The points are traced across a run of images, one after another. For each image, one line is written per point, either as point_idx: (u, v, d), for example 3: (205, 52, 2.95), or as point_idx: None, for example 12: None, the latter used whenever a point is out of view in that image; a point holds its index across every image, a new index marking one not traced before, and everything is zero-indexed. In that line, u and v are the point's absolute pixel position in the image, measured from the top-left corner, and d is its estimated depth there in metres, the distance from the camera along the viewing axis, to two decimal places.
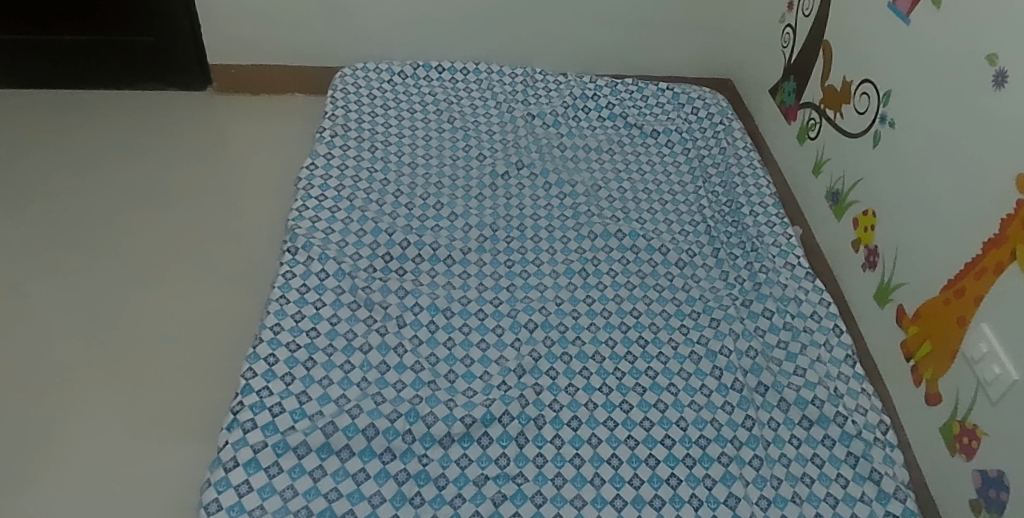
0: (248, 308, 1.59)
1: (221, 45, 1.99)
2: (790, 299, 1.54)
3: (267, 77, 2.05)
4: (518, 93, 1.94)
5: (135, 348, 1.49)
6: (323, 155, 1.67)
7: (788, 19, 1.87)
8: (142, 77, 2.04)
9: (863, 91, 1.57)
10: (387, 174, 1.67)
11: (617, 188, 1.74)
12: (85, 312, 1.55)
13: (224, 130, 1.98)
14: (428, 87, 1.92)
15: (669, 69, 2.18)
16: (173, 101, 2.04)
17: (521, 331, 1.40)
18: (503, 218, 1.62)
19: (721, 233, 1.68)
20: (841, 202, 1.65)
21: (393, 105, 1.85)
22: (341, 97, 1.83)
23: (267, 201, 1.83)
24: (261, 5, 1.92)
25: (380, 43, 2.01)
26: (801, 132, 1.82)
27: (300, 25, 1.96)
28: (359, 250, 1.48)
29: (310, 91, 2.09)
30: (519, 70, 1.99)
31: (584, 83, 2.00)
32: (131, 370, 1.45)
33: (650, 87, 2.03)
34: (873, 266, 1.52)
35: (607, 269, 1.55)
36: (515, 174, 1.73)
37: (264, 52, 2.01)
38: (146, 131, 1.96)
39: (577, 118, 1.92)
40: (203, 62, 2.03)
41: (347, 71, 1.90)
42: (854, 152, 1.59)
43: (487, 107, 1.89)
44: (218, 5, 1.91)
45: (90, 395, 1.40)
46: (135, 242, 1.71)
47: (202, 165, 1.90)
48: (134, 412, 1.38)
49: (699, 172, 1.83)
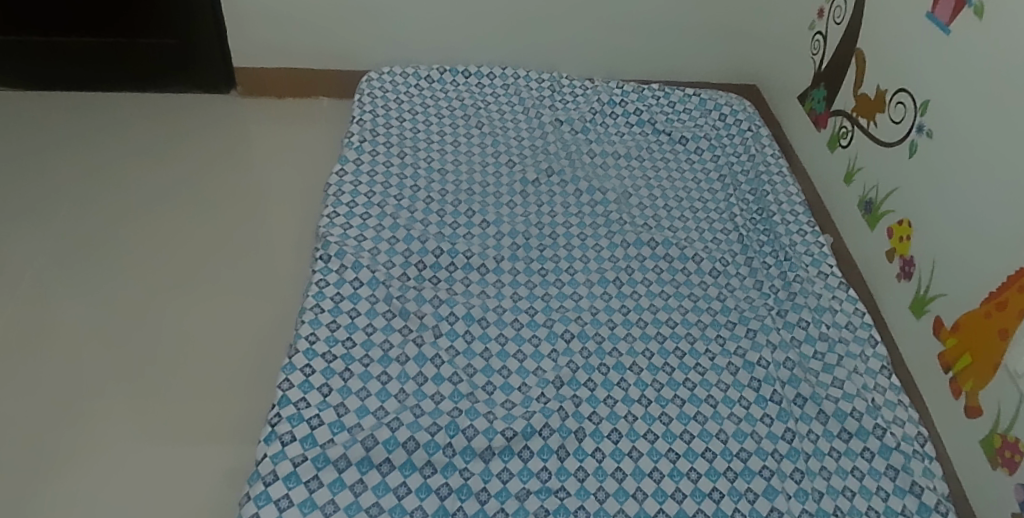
0: (277, 314, 1.58)
1: (245, 47, 1.97)
2: (825, 309, 1.53)
3: (291, 80, 2.03)
4: (545, 99, 1.92)
5: (163, 354, 1.47)
6: (352, 161, 1.66)
7: (818, 26, 1.85)
8: (165, 80, 2.02)
9: (898, 100, 1.55)
10: (417, 180, 1.66)
11: (648, 195, 1.73)
12: (111, 318, 1.53)
13: (248, 134, 1.97)
14: (455, 91, 1.91)
15: (694, 75, 2.17)
16: (197, 104, 2.02)
17: (557, 341, 1.39)
18: (535, 226, 1.61)
19: (753, 241, 1.67)
20: (874, 211, 1.64)
21: (420, 110, 1.84)
22: (368, 102, 1.81)
23: (295, 206, 1.82)
24: (285, 9, 1.90)
25: (405, 46, 1.98)
26: (832, 139, 1.81)
27: (325, 27, 1.94)
28: (392, 258, 1.47)
29: (335, 95, 2.07)
30: (545, 75, 1.98)
31: (611, 88, 1.98)
32: (159, 376, 1.43)
33: (676, 93, 2.02)
34: (909, 277, 1.51)
35: (641, 278, 1.54)
36: (546, 181, 1.71)
37: (287, 55, 1.99)
38: (171, 134, 1.94)
39: (605, 123, 1.90)
40: (227, 65, 2.00)
41: (373, 75, 1.89)
42: (890, 161, 1.58)
43: (515, 112, 1.88)
44: (243, 9, 1.89)
45: (117, 402, 1.38)
46: (160, 247, 1.69)
47: (227, 170, 1.88)
48: (162, 419, 1.36)
49: (729, 180, 1.82)
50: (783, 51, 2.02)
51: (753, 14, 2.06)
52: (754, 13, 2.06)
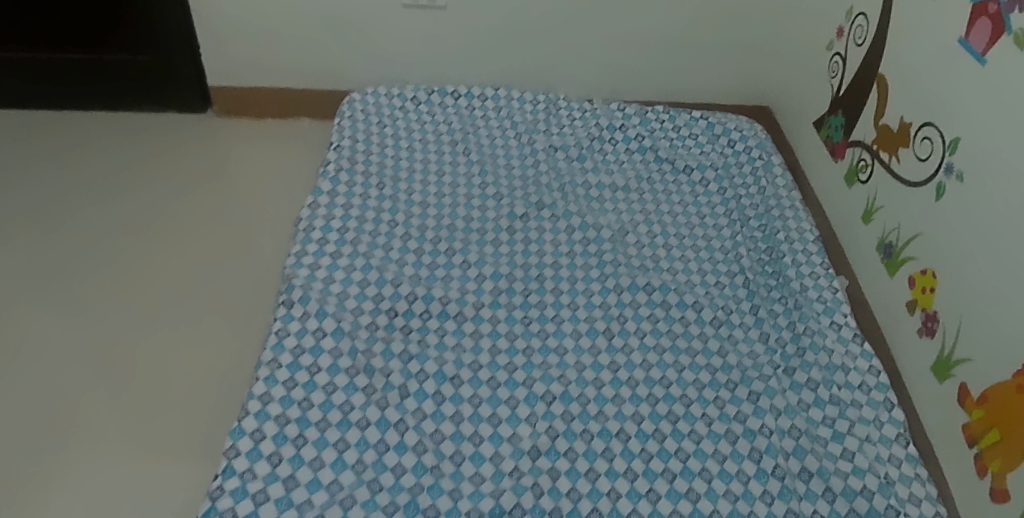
0: (238, 352, 1.45)
1: (221, 63, 1.84)
2: (837, 368, 1.39)
3: (270, 99, 1.90)
4: (539, 122, 1.79)
5: (104, 399, 1.35)
6: (326, 193, 1.54)
7: (837, 47, 1.70)
8: (140, 98, 1.91)
9: (924, 136, 1.39)
10: (395, 214, 1.54)
11: (647, 232, 1.59)
12: (54, 357, 1.41)
13: (225, 155, 1.85)
14: (442, 114, 1.78)
15: (703, 95, 2.02)
16: (173, 122, 1.91)
17: (537, 404, 1.26)
18: (521, 267, 1.48)
19: (760, 287, 1.53)
20: (894, 257, 1.49)
21: (404, 135, 1.72)
22: (348, 125, 1.70)
23: (270, 232, 1.69)
24: (259, 23, 1.77)
25: (392, 64, 1.85)
26: (850, 173, 1.65)
27: (304, 42, 1.80)
28: (362, 304, 1.36)
29: (318, 117, 1.94)
30: (541, 96, 1.85)
31: (611, 111, 1.85)
32: (98, 427, 1.30)
33: (683, 116, 1.89)
34: (931, 334, 1.36)
35: (635, 329, 1.41)
36: (535, 215, 1.58)
37: (266, 71, 1.85)
38: (144, 153, 1.83)
39: (604, 150, 1.76)
40: (203, 83, 1.88)
41: (356, 96, 1.77)
42: (914, 203, 1.42)
43: (507, 137, 1.75)
44: (216, 25, 1.77)
45: (49, 456, 1.26)
46: (117, 277, 1.57)
47: (199, 192, 1.77)
48: (96, 477, 1.23)
49: (736, 215, 1.67)
50: (800, 72, 1.86)
51: (767, 31, 1.91)
52: (768, 29, 1.90)
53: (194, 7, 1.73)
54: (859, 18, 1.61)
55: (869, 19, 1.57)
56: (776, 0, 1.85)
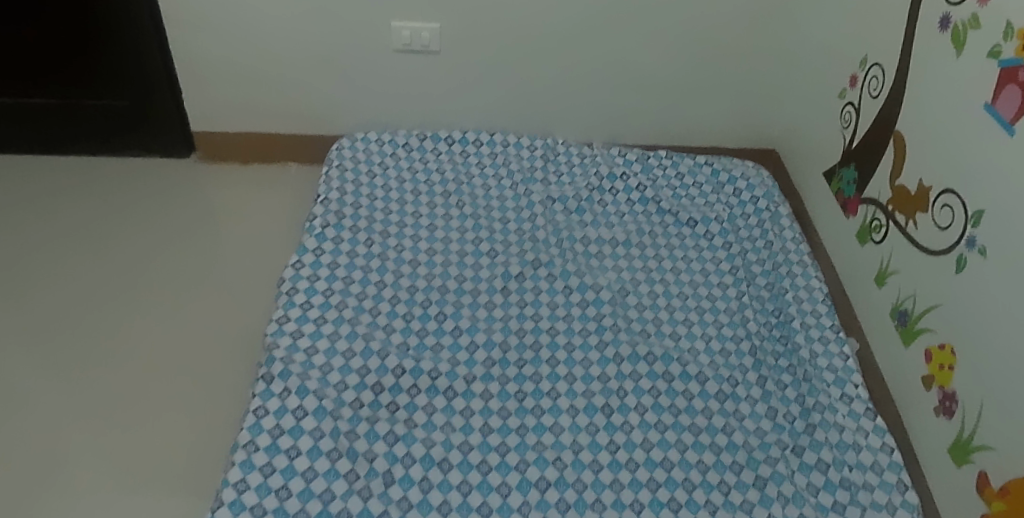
0: (208, 414, 1.34)
1: (204, 106, 1.75)
2: (848, 447, 1.31)
3: (256, 143, 1.82)
4: (537, 170, 1.72)
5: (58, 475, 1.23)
6: (311, 251, 1.47)
7: (849, 96, 1.62)
8: (119, 143, 1.80)
9: (944, 203, 1.31)
10: (383, 274, 1.46)
11: (648, 292, 1.52)
12: (8, 425, 1.30)
13: (207, 196, 1.76)
14: (435, 162, 1.71)
15: (708, 139, 1.94)
16: (154, 160, 1.82)
17: (530, 491, 1.18)
18: (516, 333, 1.40)
19: (768, 354, 1.45)
20: (909, 325, 1.41)
21: (395, 185, 1.64)
22: (337, 175, 1.62)
23: (254, 278, 1.60)
24: (244, 66, 1.69)
25: (384, 109, 1.77)
26: (861, 231, 1.57)
27: (292, 86, 1.72)
28: (346, 378, 1.28)
29: (306, 161, 1.86)
30: (539, 141, 1.78)
31: (611, 158, 1.78)
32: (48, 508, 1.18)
33: (685, 162, 1.80)
34: (950, 414, 1.28)
35: (635, 404, 1.33)
36: (531, 274, 1.50)
37: (250, 115, 1.77)
38: (123, 193, 1.74)
39: (604, 201, 1.68)
40: (186, 124, 1.78)
41: (345, 142, 1.70)
42: (931, 272, 1.34)
43: (502, 187, 1.67)
44: (201, 69, 1.69)
45: None
46: (83, 334, 1.46)
47: (181, 236, 1.67)
48: None
49: (742, 273, 1.59)
50: (810, 119, 1.78)
51: (775, 74, 1.84)
52: (775, 72, 1.83)
53: (174, 51, 1.65)
54: (873, 68, 1.54)
55: (884, 70, 1.50)
56: (784, 43, 1.78)
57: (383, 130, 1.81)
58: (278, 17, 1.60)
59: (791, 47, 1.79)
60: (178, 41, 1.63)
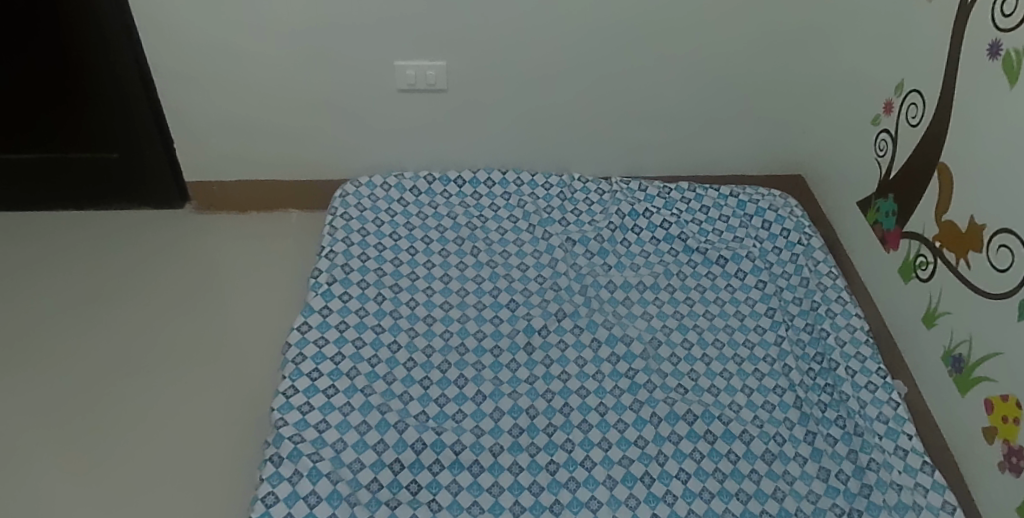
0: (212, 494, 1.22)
1: (197, 159, 1.64)
2: (908, 508, 1.19)
3: (256, 192, 1.71)
4: (554, 209, 1.62)
5: None
6: (318, 311, 1.36)
7: (885, 123, 1.53)
8: (109, 197, 1.69)
9: (1001, 244, 1.21)
10: (396, 334, 1.36)
11: (681, 342, 1.42)
12: None
13: (207, 248, 1.65)
14: (446, 205, 1.60)
15: (731, 168, 1.84)
16: (149, 213, 1.71)
17: None
18: (543, 396, 1.30)
19: (814, 406, 1.34)
20: (965, 372, 1.31)
21: (405, 233, 1.54)
22: (342, 225, 1.52)
23: (259, 337, 1.48)
24: (237, 112, 1.57)
25: (390, 153, 1.67)
26: (905, 267, 1.48)
27: (291, 133, 1.62)
28: (361, 455, 1.17)
29: (309, 208, 1.74)
30: (554, 178, 1.67)
31: (631, 192, 1.67)
32: None
33: (710, 194, 1.70)
34: (1016, 471, 1.17)
35: (676, 470, 1.21)
36: (555, 327, 1.40)
37: (248, 165, 1.66)
38: (118, 250, 1.63)
39: (627, 241, 1.58)
40: (179, 175, 1.67)
41: (350, 188, 1.59)
42: (989, 317, 1.24)
43: (519, 230, 1.57)
44: (192, 118, 1.57)
45: None
46: (73, 408, 1.34)
47: (182, 295, 1.55)
48: None
49: (779, 315, 1.49)
50: (842, 147, 1.69)
51: (800, 101, 1.74)
52: (801, 99, 1.74)
53: (163, 101, 1.54)
54: (911, 95, 1.45)
55: (924, 98, 1.40)
56: (810, 69, 1.69)
57: (390, 172, 1.71)
58: (273, 61, 1.50)
59: (818, 72, 1.70)
60: (167, 90, 1.53)
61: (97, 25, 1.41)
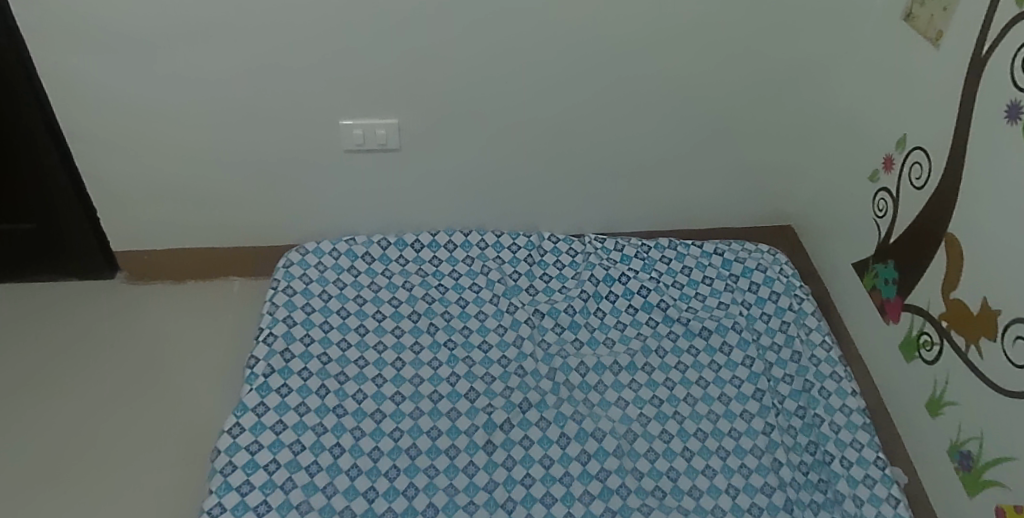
0: None
1: (128, 226, 1.49)
2: None
3: (194, 260, 1.56)
4: (520, 276, 1.47)
5: None
6: (252, 410, 1.21)
7: (884, 180, 1.39)
8: (30, 269, 1.53)
9: (1016, 335, 1.07)
10: (340, 434, 1.20)
11: (660, 432, 1.27)
12: None
13: (144, 321, 1.50)
14: (401, 274, 1.45)
15: (715, 221, 1.69)
16: (81, 284, 1.56)
17: None
18: (502, 506, 1.13)
19: (807, 509, 1.19)
20: (974, 471, 1.17)
21: (354, 308, 1.39)
22: (284, 301, 1.38)
23: (189, 429, 1.32)
24: (167, 177, 1.42)
25: (340, 216, 1.53)
26: (907, 343, 1.34)
27: (230, 198, 1.47)
28: None
29: (253, 275, 1.60)
30: (522, 238, 1.52)
31: (606, 253, 1.53)
32: None
33: (692, 252, 1.55)
34: None
35: None
36: (519, 420, 1.25)
37: (185, 232, 1.52)
38: (46, 330, 1.47)
39: (601, 311, 1.43)
40: (106, 243, 1.52)
41: (294, 256, 1.44)
42: (1003, 416, 1.10)
43: (481, 302, 1.42)
44: (117, 185, 1.42)
45: None
46: None
47: (111, 381, 1.39)
48: None
49: (769, 398, 1.34)
50: (838, 202, 1.54)
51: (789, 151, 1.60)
52: (790, 149, 1.59)
53: (85, 170, 1.39)
54: (914, 152, 1.31)
55: (929, 157, 1.26)
56: (799, 119, 1.55)
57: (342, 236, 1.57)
58: (206, 123, 1.35)
59: (808, 121, 1.56)
60: (90, 157, 1.37)
61: (4, 95, 1.26)
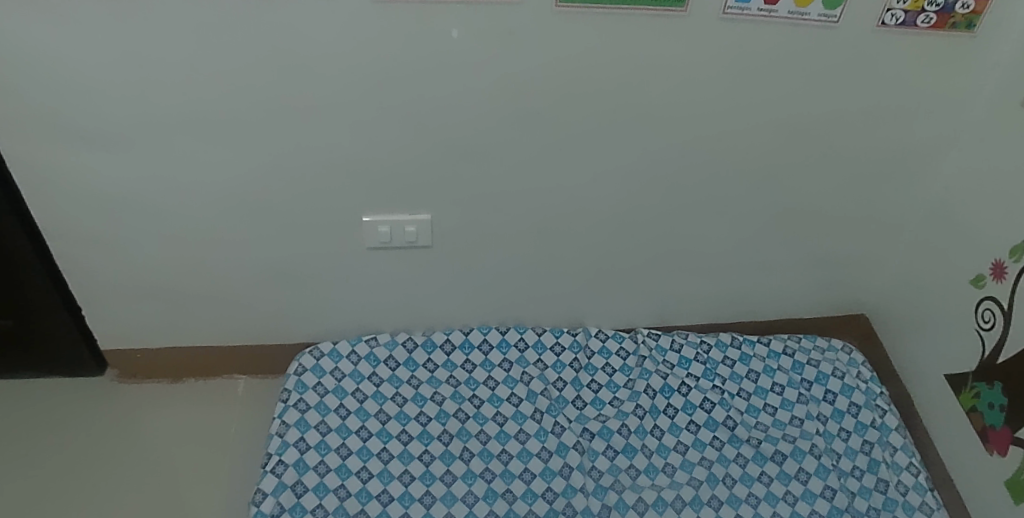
0: None
1: (120, 326, 1.33)
2: None
3: (198, 359, 1.40)
4: (565, 385, 1.29)
5: None
6: None
7: (990, 289, 1.20)
8: (15, 366, 1.37)
9: None
10: None
11: None
12: None
13: (143, 431, 1.35)
14: (430, 383, 1.27)
15: (782, 314, 1.52)
16: (73, 385, 1.40)
17: None
18: None
19: None
20: None
21: (377, 427, 1.22)
22: (296, 419, 1.20)
23: None
24: (162, 278, 1.25)
25: (365, 314, 1.36)
26: (1018, 482, 1.15)
27: (236, 296, 1.30)
28: None
29: (267, 372, 1.44)
30: (567, 339, 1.35)
31: (663, 356, 1.34)
32: None
33: (759, 353, 1.37)
34: None
35: None
36: None
37: (187, 331, 1.35)
38: (35, 444, 1.32)
39: (659, 430, 1.25)
40: (88, 332, 1.34)
41: (307, 362, 1.27)
42: None
43: (522, 419, 1.24)
44: (105, 287, 1.26)
45: None
46: None
47: (109, 513, 1.23)
48: None
49: None
50: (932, 306, 1.35)
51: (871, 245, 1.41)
52: (870, 242, 1.40)
53: (68, 272, 1.23)
54: None
55: None
56: (886, 212, 1.35)
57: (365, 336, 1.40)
58: (209, 220, 1.18)
59: (895, 214, 1.36)
60: (73, 257, 1.21)
61: None
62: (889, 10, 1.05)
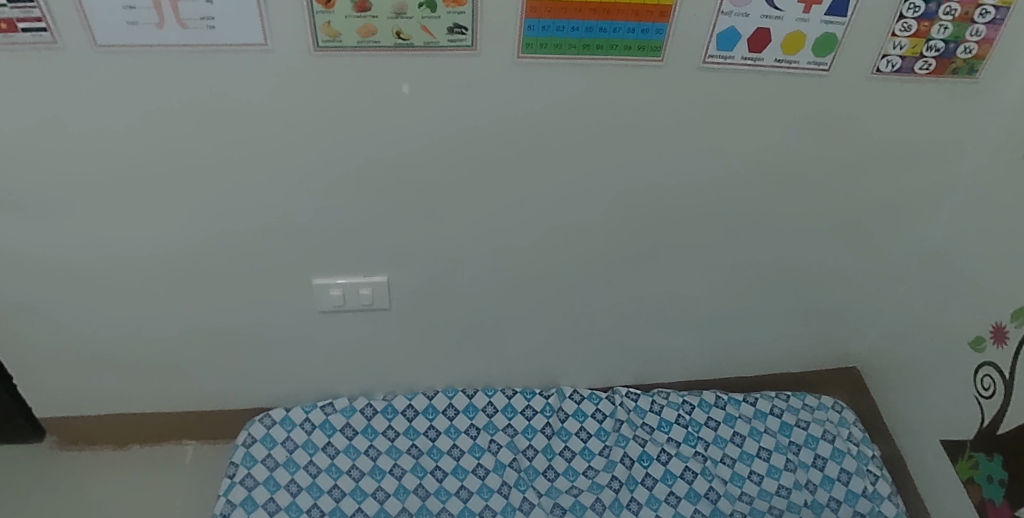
0: None
1: (58, 392, 1.23)
2: None
3: (144, 424, 1.30)
4: (535, 454, 1.24)
5: None
6: None
7: (990, 354, 1.11)
8: None
9: None
10: None
11: None
12: None
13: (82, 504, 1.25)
14: (388, 454, 1.23)
15: (768, 368, 1.44)
16: (10, 452, 1.30)
17: None
18: None
19: None
20: None
21: (330, 505, 1.17)
22: (242, 498, 1.16)
23: None
24: (100, 344, 1.16)
25: (323, 376, 1.27)
26: None
27: (183, 359, 1.21)
28: None
29: (221, 437, 1.35)
30: (536, 404, 1.31)
31: (641, 420, 1.28)
32: None
33: (744, 415, 1.29)
34: None
35: None
36: None
37: (130, 396, 1.26)
38: None
39: (635, 504, 1.18)
40: (19, 398, 1.23)
41: (256, 430, 1.24)
42: None
43: (486, 492, 1.19)
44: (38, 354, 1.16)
45: None
46: None
47: None
48: None
49: None
50: (928, 363, 1.27)
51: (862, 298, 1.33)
52: (861, 295, 1.32)
53: None
54: None
55: None
56: (879, 265, 1.27)
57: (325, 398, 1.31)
58: (147, 285, 1.08)
59: (888, 267, 1.28)
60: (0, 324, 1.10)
61: None
62: (885, 57, 0.96)
